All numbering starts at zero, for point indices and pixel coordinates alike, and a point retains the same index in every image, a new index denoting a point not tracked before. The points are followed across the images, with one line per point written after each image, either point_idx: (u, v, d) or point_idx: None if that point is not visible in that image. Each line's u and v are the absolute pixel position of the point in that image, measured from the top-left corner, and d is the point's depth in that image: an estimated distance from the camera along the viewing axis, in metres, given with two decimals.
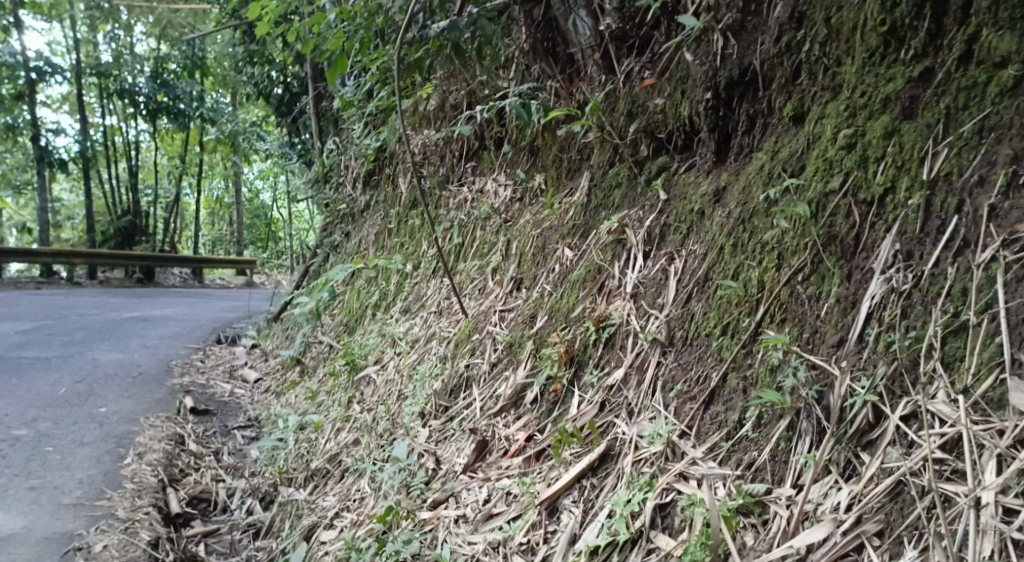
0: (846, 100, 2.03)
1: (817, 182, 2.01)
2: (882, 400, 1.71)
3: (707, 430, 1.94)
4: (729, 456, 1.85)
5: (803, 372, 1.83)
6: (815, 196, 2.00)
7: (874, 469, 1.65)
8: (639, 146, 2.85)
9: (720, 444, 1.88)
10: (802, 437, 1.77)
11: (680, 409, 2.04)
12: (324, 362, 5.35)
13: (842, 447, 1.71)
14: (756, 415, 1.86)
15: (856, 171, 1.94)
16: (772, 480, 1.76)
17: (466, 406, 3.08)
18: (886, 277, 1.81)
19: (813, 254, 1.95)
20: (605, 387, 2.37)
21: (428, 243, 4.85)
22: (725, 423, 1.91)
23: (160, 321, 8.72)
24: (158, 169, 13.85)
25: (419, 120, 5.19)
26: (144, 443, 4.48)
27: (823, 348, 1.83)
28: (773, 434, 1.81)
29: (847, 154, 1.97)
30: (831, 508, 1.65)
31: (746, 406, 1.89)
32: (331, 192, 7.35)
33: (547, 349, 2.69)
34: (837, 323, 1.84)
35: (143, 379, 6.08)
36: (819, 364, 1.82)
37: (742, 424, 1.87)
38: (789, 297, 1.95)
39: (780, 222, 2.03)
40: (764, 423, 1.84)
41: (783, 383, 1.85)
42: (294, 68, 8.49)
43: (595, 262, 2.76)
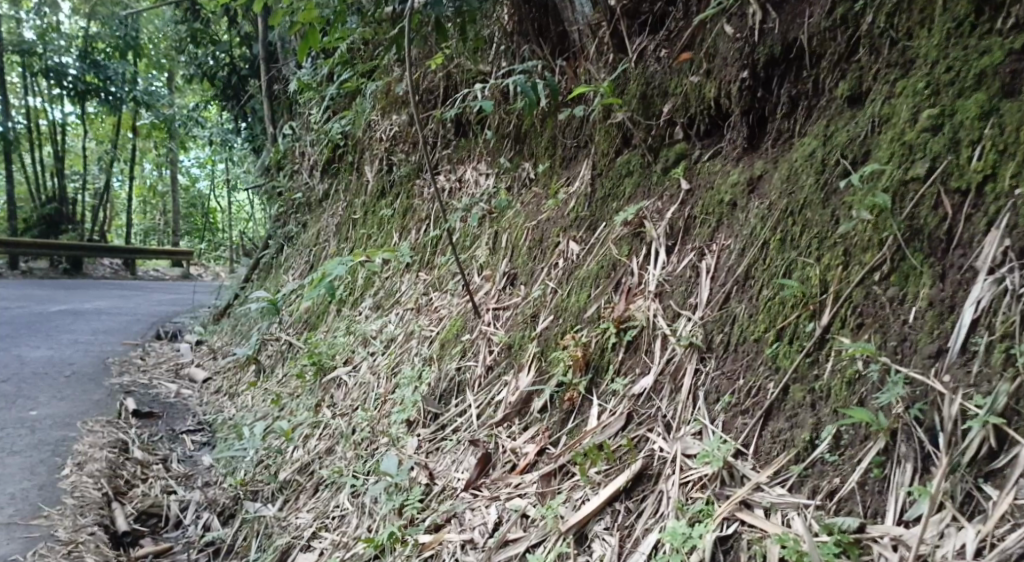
0: (925, 77, 1.86)
1: (894, 167, 1.83)
2: (1006, 424, 1.54)
3: (770, 451, 1.78)
4: (802, 483, 1.70)
5: (901, 389, 1.66)
6: (891, 184, 1.83)
7: (1005, 506, 1.50)
8: (657, 131, 2.62)
9: (791, 468, 1.72)
10: (902, 464, 1.62)
11: (730, 424, 1.87)
12: (284, 361, 5.04)
13: (960, 477, 1.56)
14: (833, 435, 1.71)
15: (947, 156, 1.77)
16: (865, 513, 1.61)
17: (462, 415, 2.83)
18: (997, 278, 1.64)
19: (893, 249, 1.79)
20: (631, 396, 2.14)
21: (398, 234, 4.56)
22: (793, 443, 1.75)
23: (93, 315, 8.19)
24: (88, 155, 13.15)
25: (392, 103, 4.96)
26: (83, 452, 4.09)
27: (915, 360, 1.67)
28: (861, 460, 1.66)
29: (931, 136, 1.80)
30: (954, 552, 1.50)
31: (820, 424, 1.74)
32: (284, 180, 6.94)
33: (560, 352, 2.46)
34: (932, 331, 1.68)
35: (75, 379, 5.63)
36: (916, 379, 1.66)
37: (817, 445, 1.72)
38: (864, 299, 1.79)
39: (862, 214, 1.83)
40: (846, 444, 1.69)
41: (876, 401, 1.68)
42: (242, 49, 8.07)
43: (609, 257, 2.53)
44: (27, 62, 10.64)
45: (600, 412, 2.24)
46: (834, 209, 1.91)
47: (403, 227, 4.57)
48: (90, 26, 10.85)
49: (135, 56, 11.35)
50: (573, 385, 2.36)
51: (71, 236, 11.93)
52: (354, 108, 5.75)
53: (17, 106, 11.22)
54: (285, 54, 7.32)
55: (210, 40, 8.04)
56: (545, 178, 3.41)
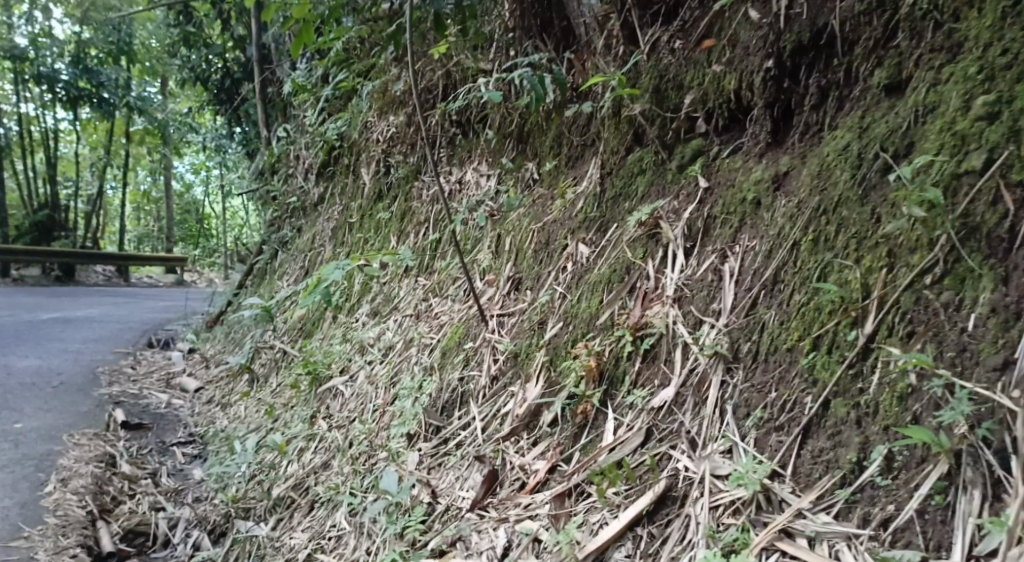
0: (978, 61, 1.73)
1: (946, 160, 1.71)
2: None
3: (812, 473, 1.68)
4: (850, 510, 1.60)
5: (966, 406, 1.55)
6: (942, 178, 1.71)
7: None
8: (671, 126, 2.47)
9: (837, 494, 1.63)
10: (969, 492, 1.51)
11: (763, 442, 1.76)
12: (278, 370, 4.88)
13: None
14: (884, 457, 1.61)
15: (1005, 147, 1.64)
16: (926, 545, 1.51)
17: (465, 429, 2.67)
18: None
19: (945, 249, 1.66)
20: (651, 410, 1.99)
21: (396, 238, 4.41)
22: (838, 464, 1.66)
23: (83, 323, 8.01)
24: (80, 161, 12.97)
25: (390, 102, 4.81)
26: (68, 467, 3.92)
27: (979, 373, 1.56)
28: (920, 486, 1.55)
29: (987, 126, 1.67)
30: None
31: (871, 446, 1.64)
32: (278, 184, 6.78)
33: (571, 361, 2.30)
34: (996, 340, 1.56)
35: (62, 390, 5.45)
36: (982, 395, 1.54)
37: (867, 469, 1.62)
38: (914, 304, 1.67)
39: (912, 210, 1.69)
40: (900, 468, 1.58)
41: (938, 420, 1.57)
42: (235, 52, 7.92)
43: (622, 261, 2.38)
44: (18, 67, 10.45)
45: (616, 426, 2.09)
46: (874, 206, 1.79)
47: (401, 231, 4.42)
48: (82, 31, 10.69)
49: (127, 61, 11.19)
50: (585, 397, 2.21)
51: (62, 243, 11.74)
52: (350, 109, 5.60)
53: (9, 113, 11.03)
54: (279, 56, 7.16)
55: (202, 43, 7.88)
56: (550, 179, 3.26)
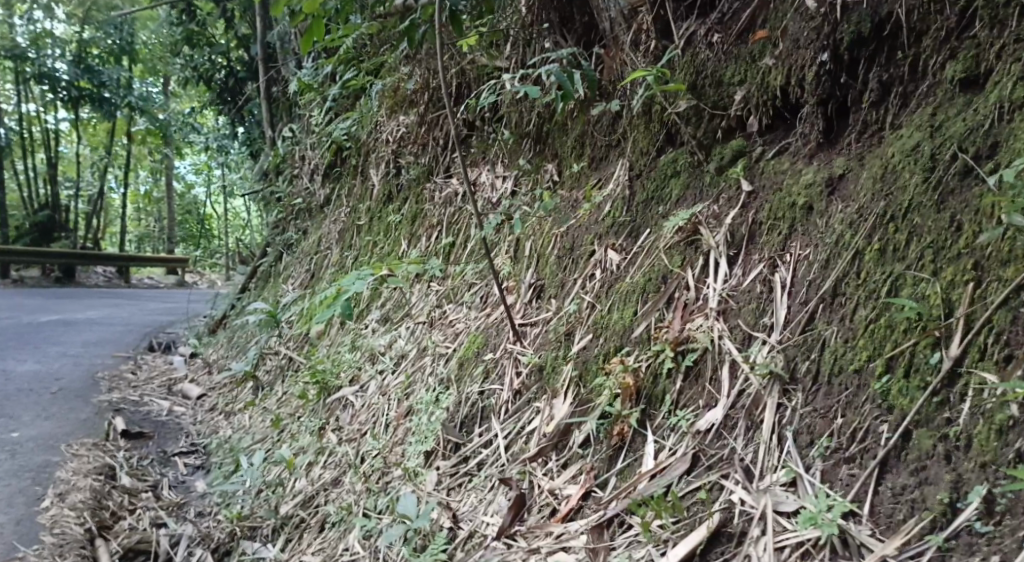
0: None
1: None
2: None
3: (894, 514, 1.53)
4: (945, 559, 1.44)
5: None
6: None
7: None
8: (709, 125, 2.31)
9: (928, 540, 1.47)
10: None
11: (831, 473, 1.62)
12: (284, 378, 4.73)
13: None
14: (983, 499, 1.45)
15: None
16: None
17: (487, 446, 2.52)
18: None
19: None
20: (697, 433, 1.84)
21: (406, 243, 4.29)
22: (926, 506, 1.50)
23: (83, 325, 7.86)
24: (82, 161, 12.81)
25: (401, 101, 4.66)
26: (65, 481, 3.76)
27: None
28: None
29: None
30: None
31: (966, 486, 1.48)
32: (283, 185, 6.63)
33: (606, 377, 2.13)
34: None
35: (62, 396, 5.30)
36: None
37: (963, 513, 1.46)
38: (1010, 324, 1.53)
39: (1009, 219, 1.56)
40: (1005, 513, 1.42)
41: None
42: (239, 51, 7.77)
43: (659, 270, 2.22)
44: (19, 67, 10.25)
45: (657, 450, 1.93)
46: (953, 213, 1.67)
47: (412, 235, 4.30)
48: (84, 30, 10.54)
49: (129, 61, 11.06)
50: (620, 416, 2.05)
51: (62, 243, 11.59)
52: (358, 108, 5.46)
53: (9, 113, 10.87)
54: (284, 55, 7.02)
55: (206, 41, 7.73)
56: (573, 181, 3.11)
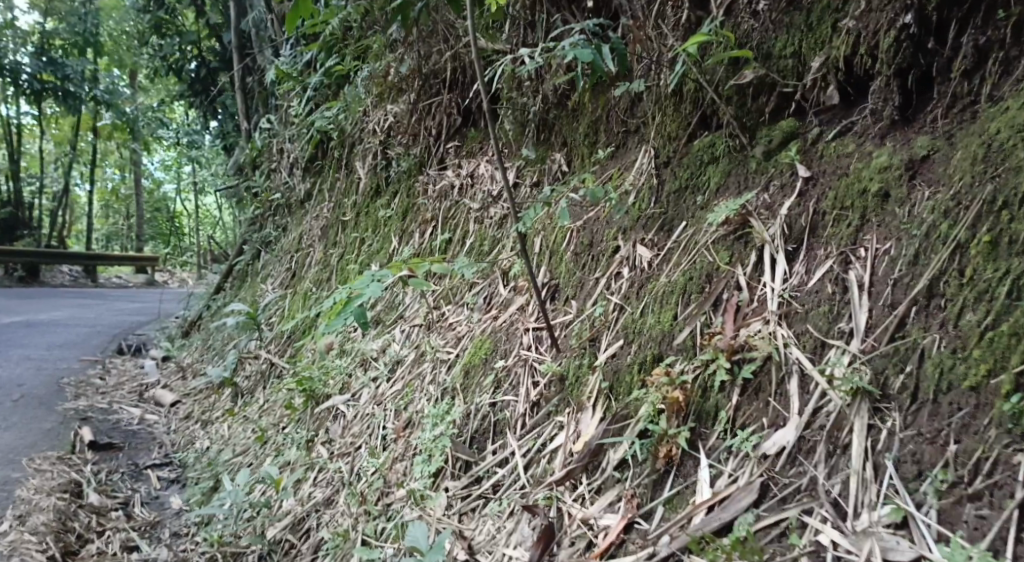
0: None
1: None
2: None
3: None
4: None
5: None
6: None
7: None
8: (753, 103, 2.08)
9: None
10: None
11: (952, 514, 1.44)
12: (267, 384, 4.45)
13: None
14: None
15: None
16: None
17: (503, 466, 2.26)
18: None
19: None
20: (768, 459, 1.63)
21: (399, 239, 4.10)
22: None
23: (48, 327, 7.47)
24: (45, 157, 12.31)
25: (392, 88, 4.43)
26: (27, 500, 3.50)
27: None
28: None
29: None
30: None
31: None
32: (260, 179, 6.32)
33: (646, 390, 1.87)
34: None
35: (25, 404, 4.95)
36: None
37: None
38: None
39: None
40: None
41: None
42: (211, 40, 7.44)
43: (702, 268, 1.96)
44: None
45: (713, 477, 1.68)
46: None
47: (403, 231, 4.13)
48: (47, 21, 10.16)
49: (94, 53, 10.67)
50: (665, 435, 1.78)
51: (26, 241, 11.12)
52: (342, 98, 5.19)
53: None
54: (260, 43, 6.70)
55: (175, 30, 7.37)
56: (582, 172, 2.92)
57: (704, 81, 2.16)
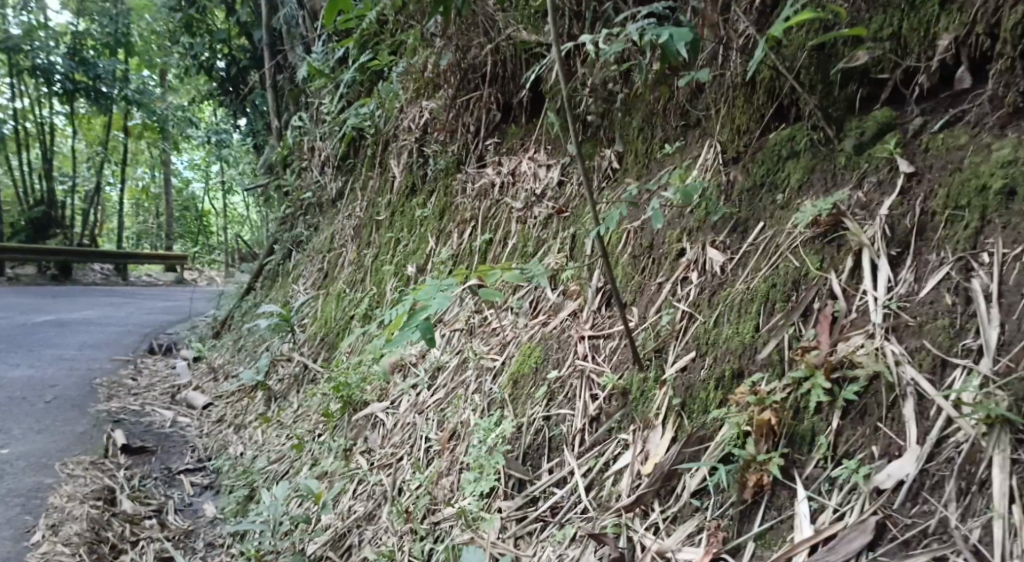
0: None
1: None
2: None
3: None
4: None
5: None
6: None
7: None
8: (841, 92, 1.95)
9: None
10: None
11: None
12: (300, 388, 4.33)
13: None
14: None
15: None
16: None
17: (562, 487, 2.10)
18: None
19: None
20: (887, 495, 1.54)
21: (437, 239, 3.96)
22: None
23: (78, 326, 7.42)
24: (77, 156, 12.32)
25: (430, 84, 4.29)
26: (60, 509, 3.43)
27: None
28: None
29: None
30: None
31: None
32: (291, 178, 6.20)
33: (730, 410, 1.75)
34: None
35: (55, 406, 4.87)
36: None
37: None
38: None
39: None
40: None
41: None
42: (241, 37, 7.33)
43: (787, 274, 1.84)
44: (12, 59, 9.83)
45: (814, 511, 1.60)
46: None
47: (440, 231, 3.98)
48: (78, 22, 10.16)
49: (124, 53, 10.63)
50: (752, 461, 1.68)
51: (57, 240, 11.12)
52: (375, 94, 5.05)
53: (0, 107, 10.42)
54: (290, 40, 6.57)
55: (204, 27, 7.26)
56: (636, 169, 2.76)
57: (787, 66, 2.00)
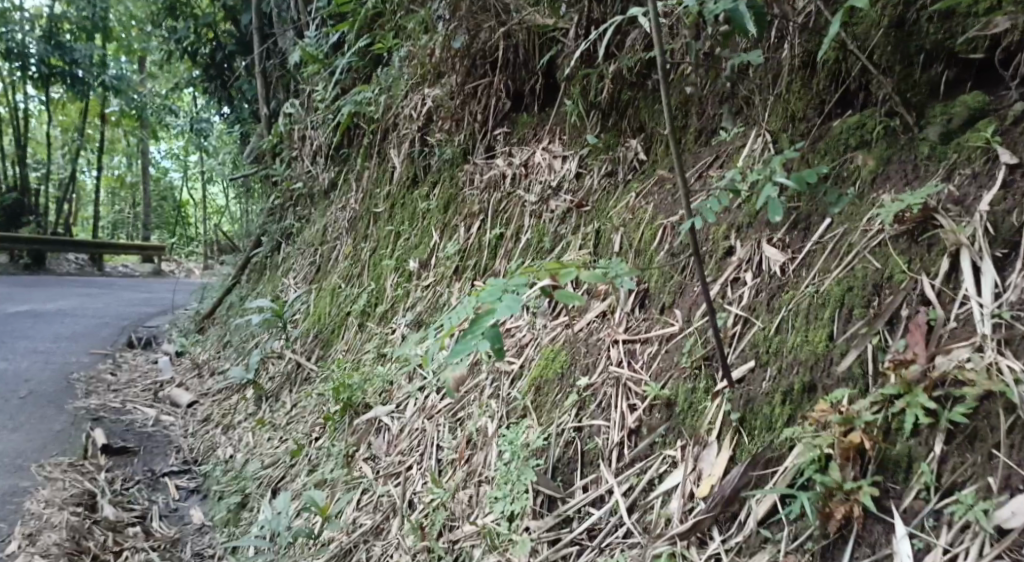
0: None
1: None
2: None
3: None
4: None
5: None
6: None
7: None
8: (922, 75, 1.84)
9: None
10: None
11: None
12: (292, 388, 4.12)
13: None
14: None
15: None
16: None
17: (599, 506, 1.91)
18: None
19: None
20: (1007, 536, 1.39)
21: (441, 233, 3.76)
22: None
23: (54, 317, 7.13)
24: (53, 143, 11.97)
25: (434, 71, 4.09)
26: (37, 516, 3.20)
27: None
28: None
29: None
30: None
31: None
32: (280, 167, 5.97)
33: (810, 430, 1.61)
34: None
35: (32, 401, 4.63)
36: None
37: None
38: None
39: None
40: None
41: None
42: (228, 23, 7.07)
43: (865, 277, 1.71)
44: None
45: (916, 549, 1.46)
46: None
47: (445, 224, 3.78)
48: (55, 5, 9.85)
49: (103, 38, 10.31)
50: (836, 489, 1.54)
51: (32, 228, 10.79)
52: (372, 82, 4.84)
53: None
54: (281, 25, 6.33)
55: (189, 12, 6.99)
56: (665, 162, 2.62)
57: (860, 48, 1.89)
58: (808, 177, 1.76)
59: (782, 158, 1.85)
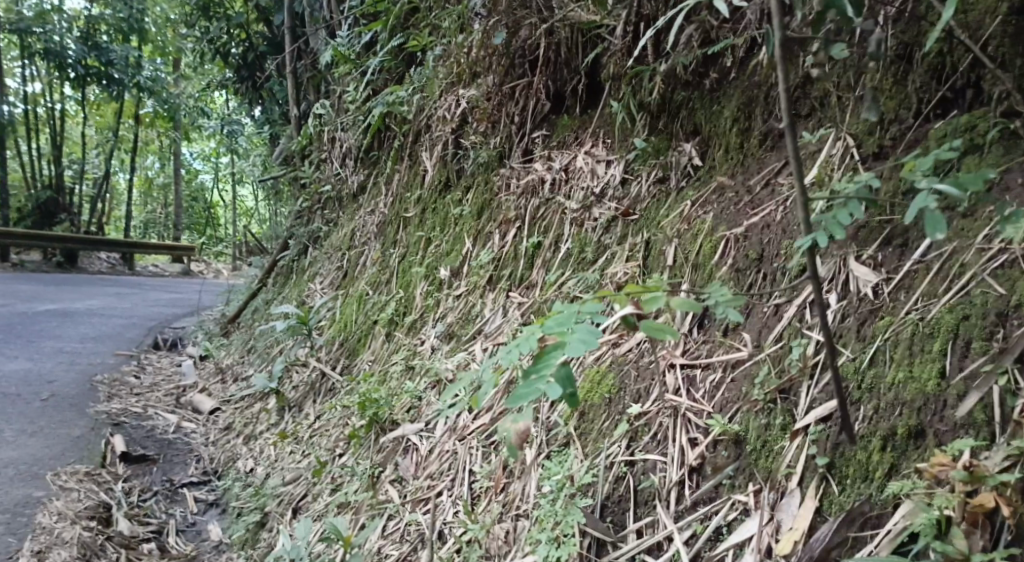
0: None
1: None
2: None
3: None
4: None
5: None
6: None
7: None
8: None
9: None
10: None
11: None
12: (315, 399, 3.93)
13: None
14: None
15: None
16: None
17: (657, 556, 1.70)
18: None
19: None
20: None
21: (473, 240, 3.57)
22: None
23: (81, 317, 7.02)
24: (87, 142, 11.96)
25: (471, 72, 3.90)
26: (48, 530, 3.03)
27: None
28: None
29: None
30: None
31: None
32: (309, 170, 5.81)
33: (929, 488, 1.42)
34: None
35: (52, 405, 4.48)
36: None
37: None
38: None
39: None
40: None
41: None
42: (261, 24, 6.95)
43: (986, 306, 1.52)
44: (25, 42, 9.50)
45: None
46: None
47: (478, 231, 3.59)
48: (91, 7, 9.84)
49: (138, 40, 10.27)
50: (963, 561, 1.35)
51: (64, 226, 10.76)
52: (405, 83, 4.66)
53: (11, 91, 10.06)
54: (313, 25, 6.18)
55: (222, 12, 6.86)
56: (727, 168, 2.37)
57: (972, 38, 1.73)
58: (973, 184, 1.46)
59: (929, 163, 1.55)
